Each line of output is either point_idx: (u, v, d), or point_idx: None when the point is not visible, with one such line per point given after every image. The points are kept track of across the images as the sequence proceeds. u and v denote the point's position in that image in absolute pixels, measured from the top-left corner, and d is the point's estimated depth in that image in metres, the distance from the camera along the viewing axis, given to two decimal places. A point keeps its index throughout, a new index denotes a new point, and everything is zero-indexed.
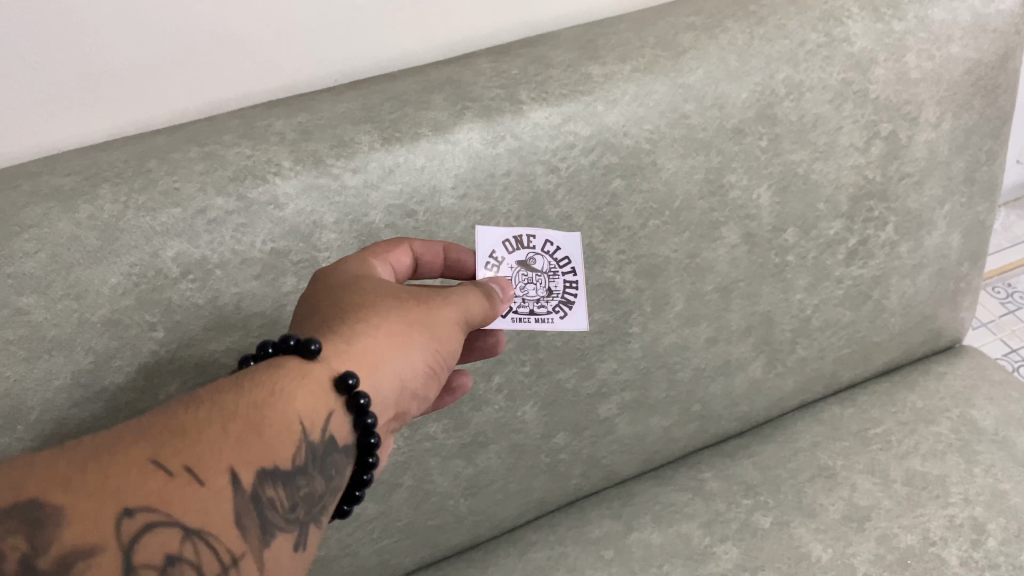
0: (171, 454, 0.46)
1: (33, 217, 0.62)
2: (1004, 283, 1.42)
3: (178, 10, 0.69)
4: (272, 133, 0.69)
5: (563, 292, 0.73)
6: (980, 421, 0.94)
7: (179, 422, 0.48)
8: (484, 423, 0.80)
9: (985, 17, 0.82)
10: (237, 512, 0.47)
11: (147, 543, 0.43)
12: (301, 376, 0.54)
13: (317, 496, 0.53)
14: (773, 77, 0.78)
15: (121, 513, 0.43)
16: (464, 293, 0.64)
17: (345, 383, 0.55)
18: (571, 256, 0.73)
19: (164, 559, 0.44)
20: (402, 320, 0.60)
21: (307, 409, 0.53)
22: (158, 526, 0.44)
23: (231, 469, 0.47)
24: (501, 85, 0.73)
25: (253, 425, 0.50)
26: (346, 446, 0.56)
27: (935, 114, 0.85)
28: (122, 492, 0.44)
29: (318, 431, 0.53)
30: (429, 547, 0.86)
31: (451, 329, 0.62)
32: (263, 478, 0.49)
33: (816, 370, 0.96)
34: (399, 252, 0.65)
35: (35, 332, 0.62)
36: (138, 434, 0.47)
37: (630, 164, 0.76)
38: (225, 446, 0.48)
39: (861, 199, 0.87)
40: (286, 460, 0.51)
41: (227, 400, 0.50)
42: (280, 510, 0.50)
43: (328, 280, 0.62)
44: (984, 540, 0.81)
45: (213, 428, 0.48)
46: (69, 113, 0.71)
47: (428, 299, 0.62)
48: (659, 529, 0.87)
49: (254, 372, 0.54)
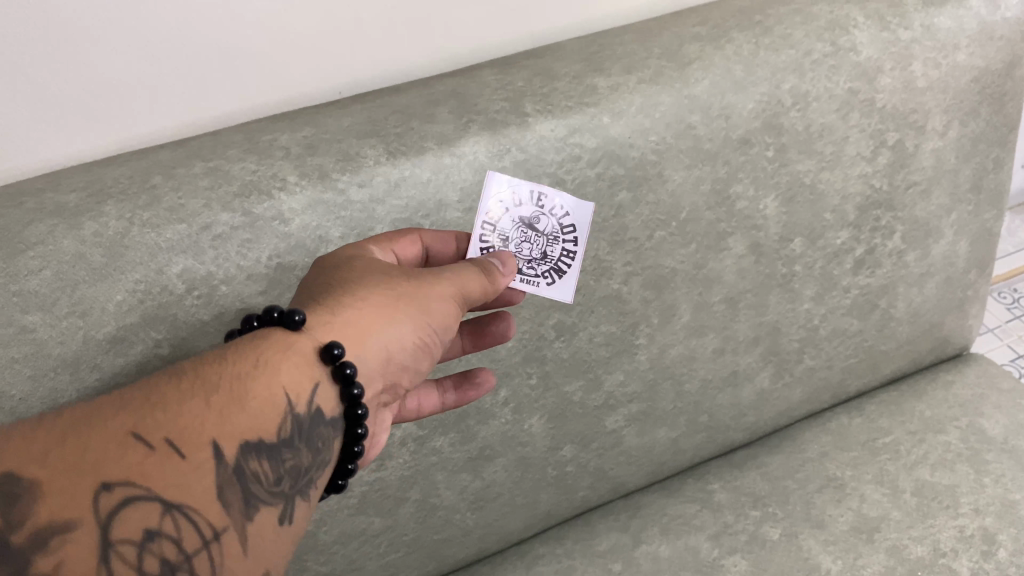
0: (152, 428, 0.45)
1: (39, 235, 0.62)
2: (1010, 288, 1.41)
3: (183, 26, 0.69)
4: (277, 147, 0.69)
5: (558, 258, 0.74)
6: (989, 430, 0.93)
7: (161, 394, 0.47)
8: (490, 436, 0.80)
9: (991, 24, 0.82)
10: (219, 486, 0.46)
11: (125, 518, 0.42)
12: (284, 349, 0.53)
13: (303, 469, 0.52)
14: (779, 87, 0.77)
15: (99, 488, 0.42)
16: (459, 269, 0.63)
17: (331, 353, 0.54)
18: (577, 225, 0.74)
19: (143, 534, 0.42)
20: (390, 293, 0.60)
21: (292, 382, 0.52)
22: (138, 501, 0.42)
23: (214, 443, 0.46)
24: (506, 98, 0.73)
25: (236, 398, 0.49)
26: (333, 418, 0.55)
27: (942, 123, 0.84)
28: (100, 466, 0.42)
29: (303, 403, 0.52)
30: (435, 560, 0.85)
31: (446, 305, 0.62)
32: (247, 452, 0.48)
33: (824, 380, 0.96)
34: (404, 242, 0.67)
35: (40, 350, 0.62)
36: (118, 408, 0.45)
37: (636, 175, 0.75)
38: (208, 419, 0.47)
39: (868, 209, 0.86)
40: (271, 433, 0.50)
41: (209, 374, 0.49)
42: (263, 483, 0.48)
43: (324, 260, 0.63)
44: (995, 551, 0.81)
45: (194, 401, 0.47)
46: (74, 128, 0.71)
47: (419, 275, 0.62)
48: (667, 542, 0.87)
49: (241, 344, 0.53)
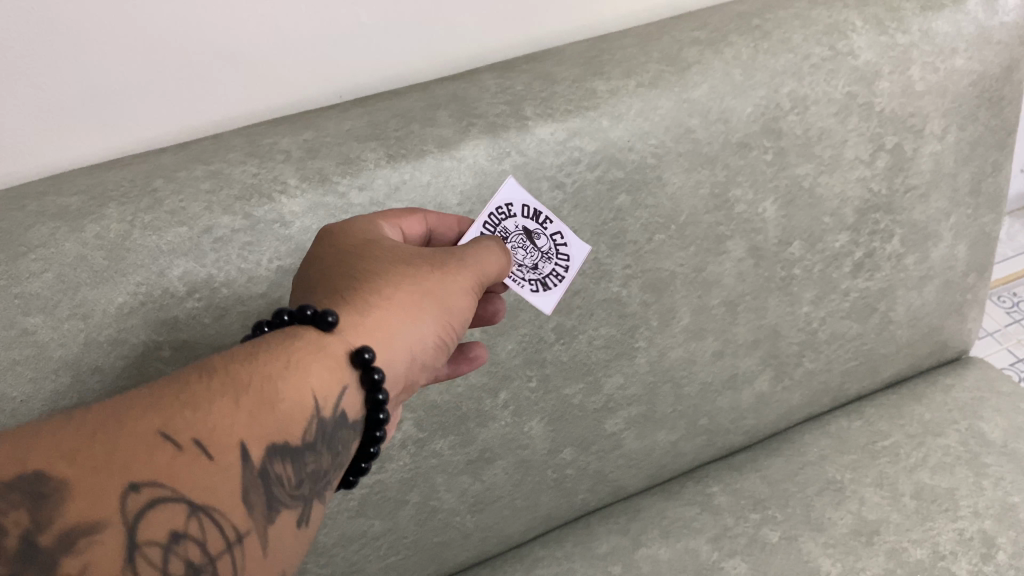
0: (181, 429, 0.45)
1: (41, 237, 0.62)
2: (1010, 292, 1.41)
3: (185, 30, 0.69)
4: (278, 150, 0.69)
5: (548, 273, 0.74)
6: (989, 434, 0.93)
7: (190, 392, 0.47)
8: (490, 439, 0.80)
9: (989, 29, 0.82)
10: (244, 490, 0.46)
11: (153, 520, 0.42)
12: (313, 349, 0.53)
13: (324, 471, 0.52)
14: (778, 91, 0.78)
15: (127, 489, 0.42)
16: (479, 257, 0.63)
17: (361, 357, 0.54)
18: (570, 255, 0.75)
19: (169, 536, 0.42)
20: (417, 289, 0.59)
21: (321, 385, 0.52)
22: (165, 503, 0.43)
23: (242, 446, 0.46)
24: (506, 102, 0.73)
25: (265, 400, 0.49)
26: (356, 422, 0.55)
27: (940, 127, 0.85)
28: (129, 467, 0.42)
29: (329, 406, 0.52)
30: (435, 563, 0.85)
31: (468, 297, 0.62)
32: (272, 455, 0.48)
33: (823, 383, 0.96)
34: (410, 220, 0.65)
35: (42, 352, 0.62)
36: (148, 405, 0.45)
37: (635, 178, 0.75)
38: (236, 422, 0.47)
39: (866, 213, 0.86)
40: (296, 435, 0.50)
41: (240, 372, 0.49)
42: (286, 485, 0.49)
43: (338, 244, 0.61)
44: (994, 554, 0.81)
45: (223, 402, 0.47)
46: (77, 132, 0.71)
47: (444, 268, 0.61)
48: (666, 544, 0.87)
49: (270, 340, 0.53)
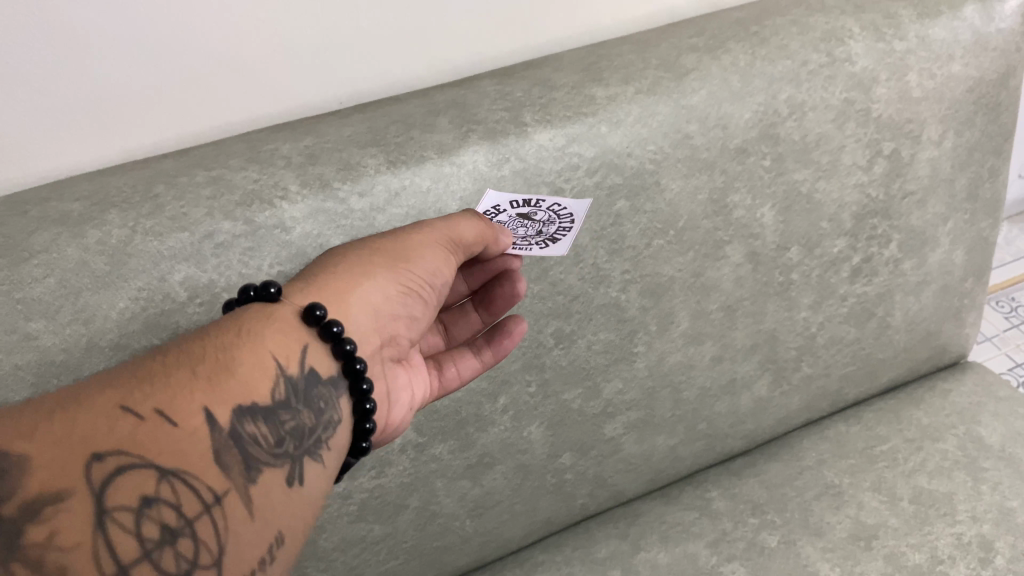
0: (140, 399, 0.45)
1: (42, 243, 0.63)
2: (1008, 297, 1.42)
3: (186, 37, 0.70)
4: (279, 156, 0.70)
5: (553, 234, 0.72)
6: (987, 438, 0.94)
7: (148, 368, 0.47)
8: (489, 444, 0.80)
9: (985, 35, 0.83)
10: (215, 450, 0.46)
11: (119, 485, 0.42)
12: (266, 317, 0.54)
13: (307, 429, 0.52)
14: (776, 98, 0.78)
15: (90, 459, 0.42)
16: (437, 219, 0.64)
17: (315, 315, 0.55)
18: (573, 212, 0.71)
19: (140, 500, 0.42)
20: (367, 252, 0.62)
21: (281, 347, 0.53)
22: (132, 469, 0.42)
23: (206, 409, 0.46)
24: (506, 108, 0.74)
25: (224, 366, 0.49)
26: (331, 379, 0.56)
27: (937, 132, 0.85)
28: (89, 438, 0.42)
29: (295, 366, 0.53)
30: (435, 567, 0.85)
31: (434, 251, 0.63)
32: (242, 416, 0.48)
33: (822, 388, 0.97)
34: None
35: (44, 357, 0.62)
36: (103, 384, 0.45)
37: (634, 184, 0.76)
38: (198, 387, 0.47)
39: (864, 218, 0.87)
40: (264, 396, 0.50)
41: (196, 346, 0.50)
42: (264, 445, 0.49)
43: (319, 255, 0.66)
44: (992, 559, 0.81)
45: (182, 371, 0.47)
46: (79, 138, 0.71)
47: (397, 234, 0.63)
48: (666, 549, 0.87)
49: (224, 319, 0.54)
